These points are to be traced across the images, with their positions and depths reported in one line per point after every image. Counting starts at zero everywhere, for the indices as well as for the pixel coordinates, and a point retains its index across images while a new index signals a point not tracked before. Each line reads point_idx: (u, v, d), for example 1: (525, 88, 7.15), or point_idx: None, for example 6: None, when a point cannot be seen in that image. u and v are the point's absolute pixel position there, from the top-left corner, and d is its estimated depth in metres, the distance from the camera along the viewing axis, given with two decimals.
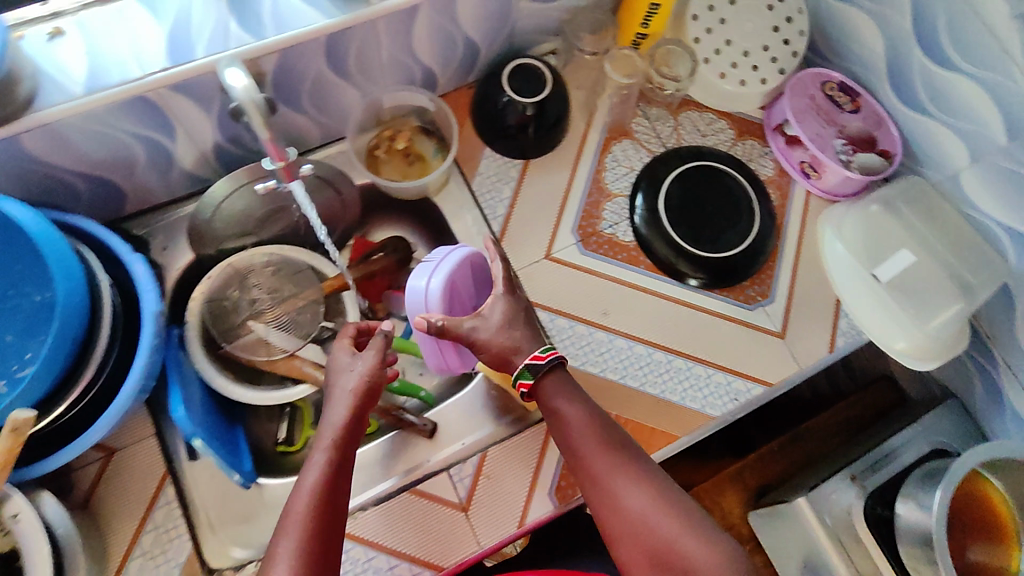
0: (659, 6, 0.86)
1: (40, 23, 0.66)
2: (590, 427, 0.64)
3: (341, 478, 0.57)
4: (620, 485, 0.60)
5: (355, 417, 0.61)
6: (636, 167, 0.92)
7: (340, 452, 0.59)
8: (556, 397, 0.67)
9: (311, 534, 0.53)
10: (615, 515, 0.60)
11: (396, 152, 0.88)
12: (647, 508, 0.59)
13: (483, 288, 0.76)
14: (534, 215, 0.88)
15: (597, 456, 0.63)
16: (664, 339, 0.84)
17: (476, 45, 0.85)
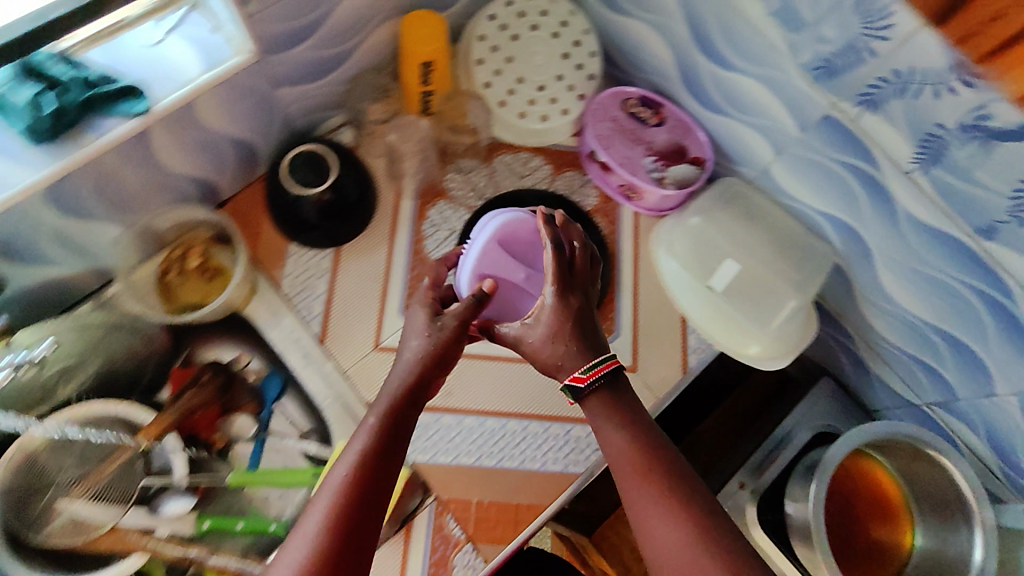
0: (432, 63, 0.80)
1: None
2: (632, 457, 0.66)
3: (386, 449, 0.62)
4: (656, 515, 0.63)
5: (410, 390, 0.67)
6: (457, 228, 0.88)
7: (387, 428, 0.64)
8: (601, 421, 0.69)
9: (338, 521, 0.57)
10: (650, 541, 0.63)
11: (191, 271, 0.81)
12: (680, 543, 0.61)
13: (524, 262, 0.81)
14: (358, 303, 0.83)
15: (635, 480, 0.65)
16: (516, 406, 0.81)
17: (248, 142, 0.78)
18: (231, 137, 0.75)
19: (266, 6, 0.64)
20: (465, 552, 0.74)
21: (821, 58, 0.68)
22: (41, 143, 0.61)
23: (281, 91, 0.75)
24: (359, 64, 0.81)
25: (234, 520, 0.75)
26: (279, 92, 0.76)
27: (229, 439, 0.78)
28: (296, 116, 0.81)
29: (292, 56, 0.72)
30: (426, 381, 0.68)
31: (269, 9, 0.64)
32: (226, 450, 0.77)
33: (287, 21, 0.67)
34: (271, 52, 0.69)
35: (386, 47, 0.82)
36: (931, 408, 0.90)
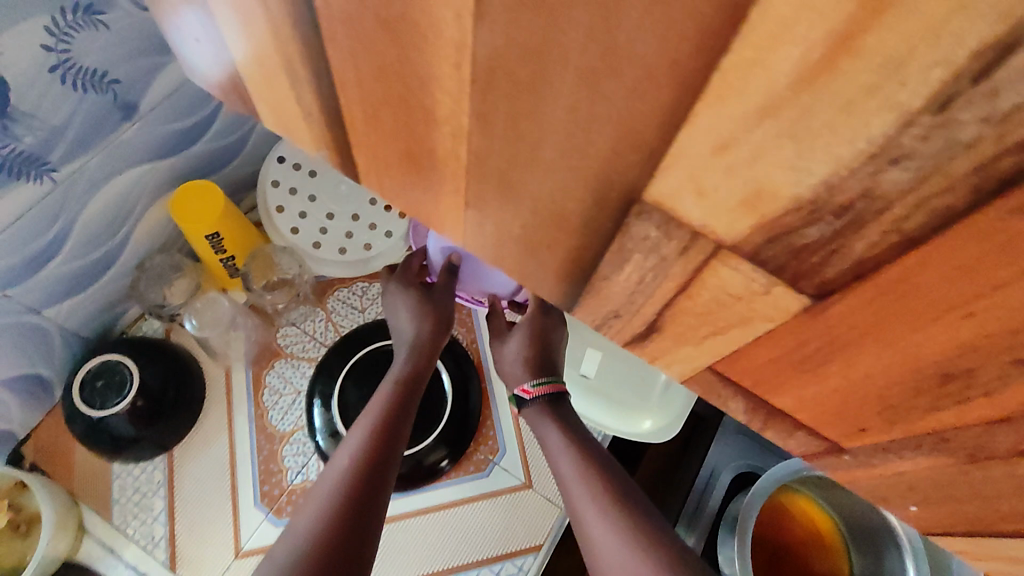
0: (219, 233, 0.74)
1: None
2: (571, 446, 0.67)
3: (371, 472, 0.61)
4: (590, 504, 0.61)
5: (391, 417, 0.67)
6: (302, 387, 0.80)
7: (372, 453, 0.63)
8: (541, 427, 0.71)
9: (311, 540, 0.54)
10: (586, 536, 0.60)
11: (0, 531, 0.69)
12: (614, 529, 0.58)
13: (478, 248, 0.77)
14: (206, 510, 0.74)
15: (573, 479, 0.64)
16: (412, 569, 0.75)
17: (31, 371, 0.70)
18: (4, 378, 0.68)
19: None
20: None
21: None
22: None
23: (46, 313, 0.68)
24: (137, 251, 0.76)
25: None
26: (45, 315, 0.68)
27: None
28: (82, 325, 0.74)
29: (46, 276, 0.66)
30: (402, 411, 0.69)
31: None
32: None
33: (20, 250, 0.61)
34: (12, 284, 0.62)
35: (163, 228, 0.77)
36: None
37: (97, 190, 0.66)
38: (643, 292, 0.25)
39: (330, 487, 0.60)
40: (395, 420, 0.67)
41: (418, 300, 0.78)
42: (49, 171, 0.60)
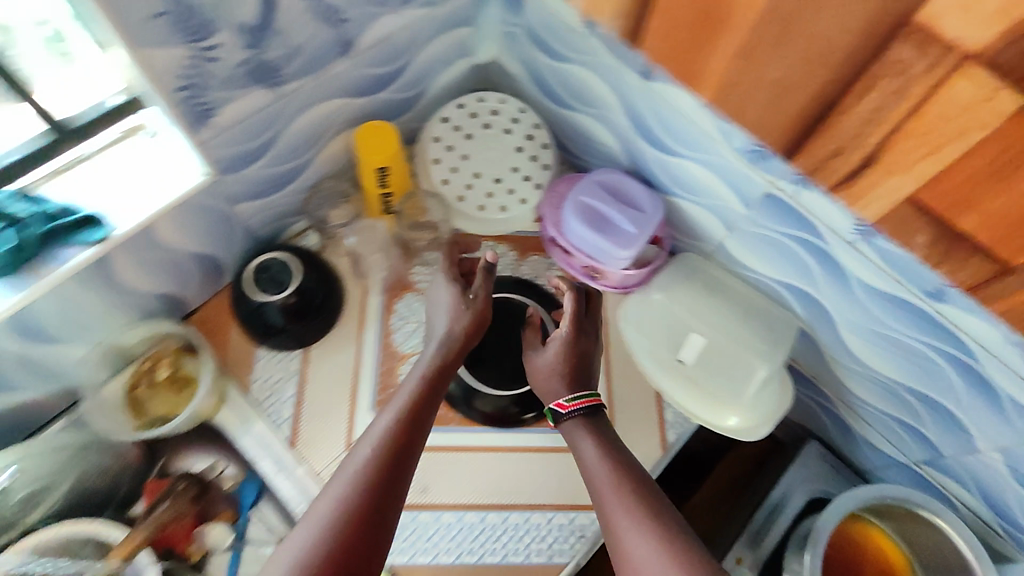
0: (388, 168, 0.84)
1: None
2: (605, 459, 0.71)
3: (388, 466, 0.66)
4: (623, 524, 0.66)
5: (416, 411, 0.71)
6: (424, 318, 0.89)
7: (392, 445, 0.67)
8: (575, 438, 0.74)
9: (334, 527, 0.61)
10: (616, 551, 0.65)
11: (160, 383, 0.81)
12: (647, 552, 0.63)
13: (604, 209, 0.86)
14: (329, 402, 0.84)
15: (607, 491, 0.68)
16: (492, 496, 0.78)
17: (216, 253, 0.81)
18: (197, 252, 0.79)
19: (220, 131, 0.68)
20: None
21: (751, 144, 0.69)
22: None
23: (241, 206, 0.79)
24: (315, 173, 0.86)
25: None
26: (239, 207, 0.79)
27: (208, 550, 0.77)
28: (260, 227, 0.85)
29: (251, 172, 0.76)
30: (423, 408, 0.72)
31: (223, 132, 0.68)
32: (202, 564, 0.77)
33: (241, 144, 0.71)
34: (228, 171, 0.73)
35: (343, 157, 0.87)
36: (921, 466, 0.86)
37: (309, 107, 0.76)
38: (882, 113, 0.41)
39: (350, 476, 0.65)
40: (419, 411, 0.71)
41: (453, 302, 0.81)
42: (281, 81, 0.70)
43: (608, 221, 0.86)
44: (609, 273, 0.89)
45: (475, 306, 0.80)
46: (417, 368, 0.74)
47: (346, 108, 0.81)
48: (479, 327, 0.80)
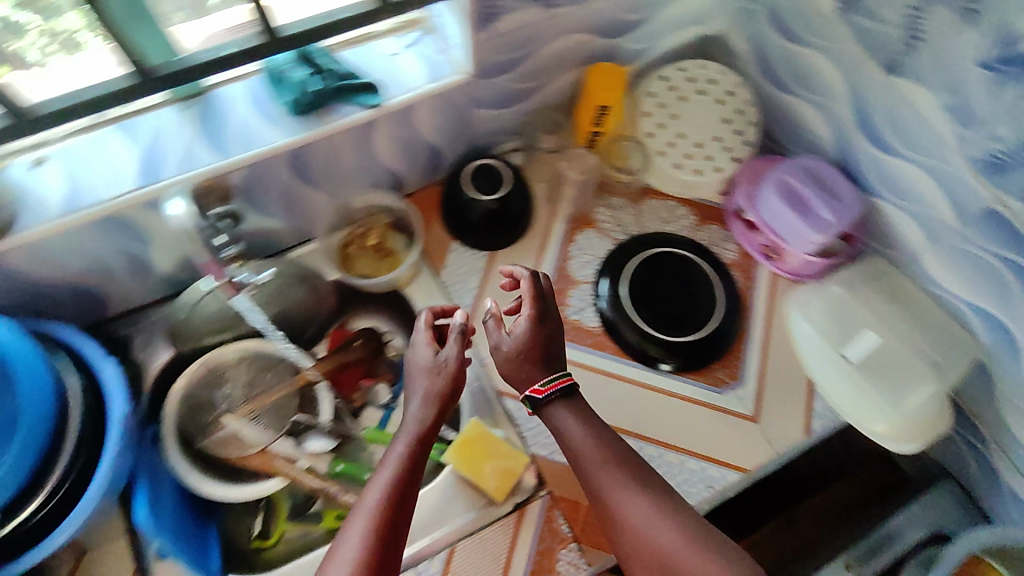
0: (609, 108, 0.90)
1: (23, 153, 0.70)
2: (595, 445, 0.69)
3: (393, 536, 0.59)
4: (624, 493, 0.67)
5: (413, 463, 0.64)
6: (601, 255, 0.93)
7: (398, 509, 0.61)
8: (560, 422, 0.71)
9: None
10: (615, 523, 0.66)
11: (369, 248, 0.93)
12: (647, 521, 0.65)
13: (807, 195, 0.88)
14: (503, 303, 0.91)
15: (598, 471, 0.68)
16: (634, 425, 0.83)
17: (441, 148, 0.90)
18: (429, 141, 0.88)
19: (492, 36, 0.77)
20: (570, 550, 0.76)
21: (992, 154, 0.69)
22: (293, 113, 0.74)
23: (477, 111, 0.87)
24: (543, 99, 0.92)
25: (362, 470, 0.84)
26: (476, 111, 0.87)
27: (367, 400, 0.87)
28: (481, 136, 0.93)
29: (496, 84, 0.84)
30: (422, 451, 0.65)
31: (495, 39, 0.77)
32: (360, 409, 0.86)
33: (503, 51, 0.80)
34: (483, 73, 0.81)
35: (569, 90, 0.93)
36: None
37: (564, 36, 0.83)
38: None
39: (362, 542, 0.58)
40: (415, 464, 0.64)
41: (428, 362, 0.71)
42: (554, 4, 0.77)
43: (807, 206, 0.87)
44: (790, 256, 0.90)
45: (446, 373, 0.70)
46: (410, 431, 0.65)
47: (591, 45, 0.87)
48: (456, 381, 0.70)
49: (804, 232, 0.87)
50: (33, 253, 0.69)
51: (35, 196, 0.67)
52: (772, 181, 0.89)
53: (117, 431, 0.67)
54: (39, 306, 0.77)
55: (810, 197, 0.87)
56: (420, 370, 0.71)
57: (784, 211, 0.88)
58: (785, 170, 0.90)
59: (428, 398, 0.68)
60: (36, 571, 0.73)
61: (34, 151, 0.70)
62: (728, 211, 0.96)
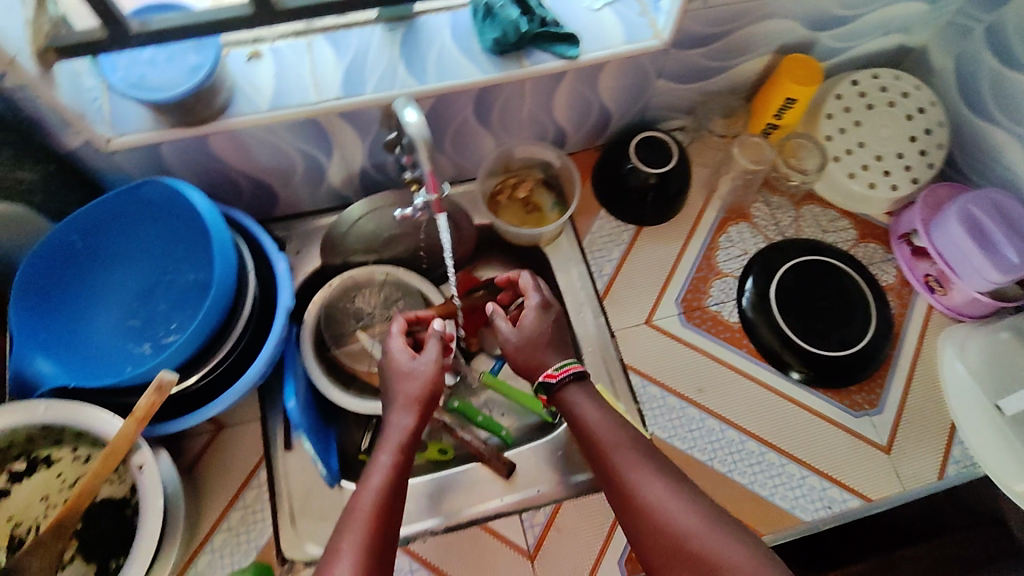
0: (795, 101, 0.84)
1: (241, 45, 0.73)
2: (608, 428, 0.69)
3: (383, 543, 0.58)
4: (641, 475, 0.65)
5: (396, 471, 0.63)
6: (750, 251, 0.90)
7: (382, 517, 0.58)
8: (578, 407, 0.71)
9: None
10: (630, 507, 0.64)
11: (517, 200, 0.92)
12: (665, 500, 0.63)
13: (992, 229, 0.81)
14: (643, 278, 0.89)
15: (618, 452, 0.67)
16: (757, 428, 0.81)
17: (611, 112, 0.89)
18: (603, 103, 0.86)
19: (703, 7, 0.74)
20: None
21: None
22: (489, 53, 0.74)
23: (660, 82, 0.85)
24: (726, 82, 0.89)
25: (476, 412, 0.86)
26: (658, 82, 0.85)
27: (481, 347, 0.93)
28: (652, 106, 0.90)
29: (688, 57, 0.81)
30: (409, 454, 0.65)
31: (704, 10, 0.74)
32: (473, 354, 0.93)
33: (708, 26, 0.76)
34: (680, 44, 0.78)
35: (755, 76, 0.89)
36: None
37: (774, 18, 0.78)
38: None
39: (358, 549, 0.56)
40: (400, 470, 0.63)
41: (402, 365, 0.70)
42: None
43: (993, 241, 0.80)
44: (957, 292, 0.85)
45: (423, 377, 0.68)
46: (395, 438, 0.64)
47: (797, 33, 0.82)
48: (440, 382, 0.69)
49: (982, 269, 0.80)
50: (236, 139, 0.71)
51: (249, 85, 0.70)
52: (956, 208, 0.82)
53: (283, 319, 0.71)
54: (219, 193, 0.81)
55: (996, 232, 0.80)
56: (400, 376, 0.69)
57: (963, 242, 0.81)
58: (973, 197, 0.82)
59: (408, 403, 0.67)
60: (178, 436, 0.78)
61: (249, 44, 0.73)
62: (893, 233, 0.91)
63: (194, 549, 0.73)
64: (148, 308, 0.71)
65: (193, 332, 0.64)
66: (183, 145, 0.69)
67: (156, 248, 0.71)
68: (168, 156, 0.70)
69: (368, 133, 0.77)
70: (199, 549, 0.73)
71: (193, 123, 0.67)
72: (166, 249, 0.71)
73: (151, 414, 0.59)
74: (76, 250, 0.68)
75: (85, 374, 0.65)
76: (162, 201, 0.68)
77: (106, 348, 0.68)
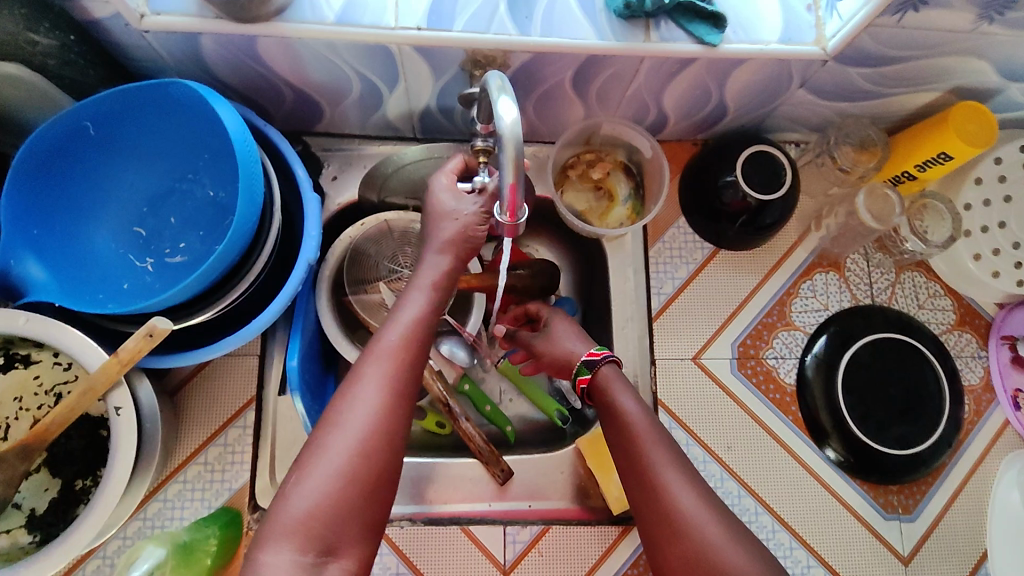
0: (951, 158, 0.69)
1: None
2: (644, 417, 0.62)
3: (405, 384, 0.54)
4: (669, 475, 0.57)
5: (429, 310, 0.58)
6: (831, 307, 0.79)
7: (406, 356, 0.54)
8: (618, 391, 0.65)
9: (379, 434, 0.51)
10: (653, 510, 0.57)
11: (588, 180, 0.80)
12: (693, 508, 0.55)
13: None
14: (704, 307, 0.79)
15: (653, 446, 0.60)
16: (777, 502, 0.74)
17: (728, 110, 0.74)
18: (723, 99, 0.72)
19: (892, 25, 0.57)
20: None
21: None
22: (614, 13, 0.60)
23: (797, 92, 0.70)
24: (872, 110, 0.74)
25: (484, 400, 0.80)
26: (794, 92, 0.70)
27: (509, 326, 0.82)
28: (778, 113, 0.76)
29: (845, 74, 0.66)
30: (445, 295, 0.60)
31: (890, 29, 0.58)
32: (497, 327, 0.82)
33: (885, 46, 0.60)
34: (841, 59, 0.63)
35: (910, 110, 0.73)
36: None
37: (972, 56, 0.62)
38: None
39: (375, 383, 0.53)
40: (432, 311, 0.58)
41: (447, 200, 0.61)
42: (993, 19, 0.56)
43: None
44: None
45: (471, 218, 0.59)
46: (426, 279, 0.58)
47: (989, 77, 0.66)
48: (481, 235, 0.60)
49: None
50: (290, 49, 0.59)
51: None
52: None
53: (302, 269, 0.64)
54: (258, 97, 0.70)
55: None
56: (435, 218, 0.60)
57: None
58: None
59: (445, 246, 0.60)
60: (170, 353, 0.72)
61: None
62: (995, 330, 0.80)
63: (165, 476, 0.69)
64: (159, 219, 0.64)
65: (205, 271, 0.57)
66: (226, 41, 0.57)
67: (177, 152, 0.63)
68: (207, 47, 0.58)
69: (443, 73, 0.64)
70: (171, 477, 0.69)
71: (244, 20, 0.55)
72: (189, 157, 0.63)
73: (136, 360, 0.54)
74: (89, 138, 0.59)
75: (77, 286, 0.59)
76: (187, 103, 0.58)
77: (106, 255, 0.62)
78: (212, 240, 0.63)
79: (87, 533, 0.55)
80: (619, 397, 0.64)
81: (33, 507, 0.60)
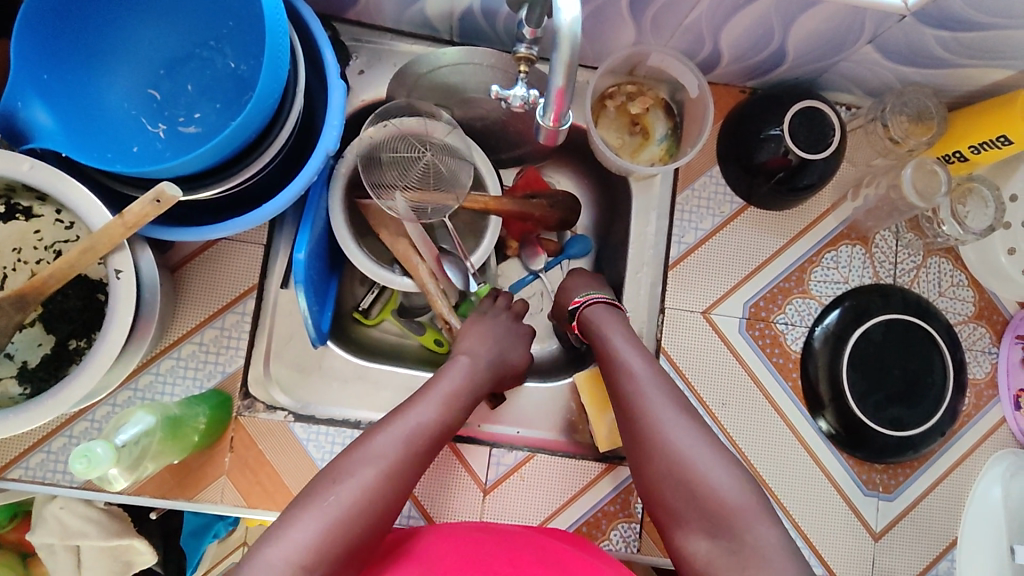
0: (1011, 139, 0.66)
1: None
2: (632, 351, 0.63)
3: (394, 485, 0.54)
4: (653, 401, 0.59)
5: (434, 422, 0.59)
6: (851, 281, 0.77)
7: (405, 464, 0.55)
8: (608, 328, 0.65)
9: (353, 527, 0.51)
10: (634, 432, 0.59)
11: (626, 114, 0.77)
12: (676, 429, 0.57)
13: None
14: (723, 261, 0.77)
15: (641, 378, 0.61)
16: (761, 463, 0.75)
17: (786, 57, 0.70)
18: (784, 45, 0.67)
19: None
20: (628, 527, 0.73)
21: None
22: None
23: (863, 47, 0.66)
24: (936, 80, 0.70)
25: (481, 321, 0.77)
26: (861, 46, 0.66)
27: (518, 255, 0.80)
28: (837, 69, 0.71)
29: (920, 34, 0.62)
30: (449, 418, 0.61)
31: None
32: (505, 257, 0.81)
33: (972, 10, 0.56)
34: (922, 14, 0.58)
35: (977, 86, 0.69)
36: None
37: None
38: None
39: (366, 477, 0.53)
40: (440, 428, 0.59)
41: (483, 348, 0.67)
42: None
43: None
44: None
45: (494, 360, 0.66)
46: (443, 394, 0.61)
47: None
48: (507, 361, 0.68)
49: None
50: None
51: None
52: None
53: (319, 160, 0.61)
54: None
55: None
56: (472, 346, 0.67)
57: None
58: None
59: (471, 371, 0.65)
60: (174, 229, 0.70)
61: None
62: (1014, 328, 0.79)
63: (157, 351, 0.68)
64: (176, 85, 0.61)
65: (218, 145, 0.54)
66: None
67: (203, 15, 0.59)
68: None
69: None
70: (165, 352, 0.69)
71: None
72: (214, 22, 0.60)
73: (141, 224, 0.52)
74: None
75: (85, 140, 0.56)
76: None
77: (118, 115, 0.59)
78: (229, 115, 0.60)
79: (78, 391, 0.55)
80: (607, 334, 0.64)
81: (27, 359, 0.60)
